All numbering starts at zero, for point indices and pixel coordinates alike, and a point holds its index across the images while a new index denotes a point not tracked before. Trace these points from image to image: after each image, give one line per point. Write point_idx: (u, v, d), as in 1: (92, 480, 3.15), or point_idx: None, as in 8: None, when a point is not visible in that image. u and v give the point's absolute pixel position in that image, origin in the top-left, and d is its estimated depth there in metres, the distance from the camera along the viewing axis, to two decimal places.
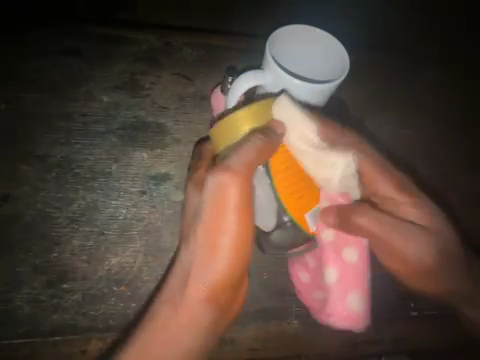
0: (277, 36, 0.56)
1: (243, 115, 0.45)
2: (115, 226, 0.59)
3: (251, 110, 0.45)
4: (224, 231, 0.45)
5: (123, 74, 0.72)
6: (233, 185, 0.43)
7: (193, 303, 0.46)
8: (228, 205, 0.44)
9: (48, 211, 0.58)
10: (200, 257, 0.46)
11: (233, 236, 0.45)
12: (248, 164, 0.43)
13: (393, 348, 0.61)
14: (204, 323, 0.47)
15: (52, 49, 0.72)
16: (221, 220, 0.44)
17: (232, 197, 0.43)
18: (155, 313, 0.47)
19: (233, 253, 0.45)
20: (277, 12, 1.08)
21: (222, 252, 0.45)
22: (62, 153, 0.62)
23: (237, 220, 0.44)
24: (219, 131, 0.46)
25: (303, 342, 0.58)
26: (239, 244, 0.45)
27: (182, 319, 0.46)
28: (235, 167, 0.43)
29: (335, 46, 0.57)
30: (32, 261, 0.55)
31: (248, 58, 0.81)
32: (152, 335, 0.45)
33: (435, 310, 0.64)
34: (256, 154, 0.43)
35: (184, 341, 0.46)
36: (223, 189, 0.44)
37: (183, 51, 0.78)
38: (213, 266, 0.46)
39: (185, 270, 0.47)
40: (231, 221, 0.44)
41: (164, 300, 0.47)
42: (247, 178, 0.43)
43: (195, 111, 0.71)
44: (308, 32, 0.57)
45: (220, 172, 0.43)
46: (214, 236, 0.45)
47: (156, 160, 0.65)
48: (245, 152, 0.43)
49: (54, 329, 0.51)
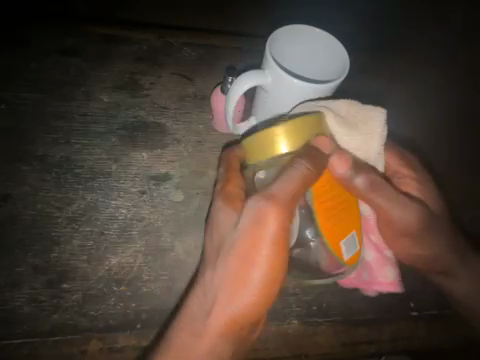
0: (277, 36, 0.56)
1: (284, 131, 0.43)
2: (115, 226, 0.59)
3: (296, 126, 0.43)
4: (256, 263, 0.46)
5: (122, 74, 0.72)
6: (273, 216, 0.44)
7: (212, 334, 0.48)
8: (266, 237, 0.45)
9: (48, 211, 0.58)
10: (226, 288, 0.47)
11: (263, 273, 0.46)
12: (291, 195, 0.44)
13: (393, 348, 0.61)
14: (223, 357, 0.49)
15: (51, 49, 0.72)
16: (254, 254, 0.46)
17: (271, 228, 0.45)
18: (173, 341, 0.49)
19: (260, 293, 0.47)
20: (277, 11, 1.08)
21: (250, 285, 0.47)
22: (61, 153, 0.62)
23: (271, 251, 0.46)
24: (257, 140, 0.44)
25: (303, 343, 0.58)
26: (268, 283, 0.47)
27: (202, 346, 0.48)
28: (279, 196, 0.44)
29: (335, 46, 0.56)
30: (32, 261, 0.55)
31: (248, 58, 0.81)
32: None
33: (435, 310, 0.64)
34: (299, 183, 0.44)
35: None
36: (263, 218, 0.45)
37: (183, 51, 0.78)
38: (239, 296, 0.47)
39: (209, 300, 0.48)
40: (265, 252, 0.46)
41: (183, 328, 0.49)
42: (285, 210, 0.44)
43: (195, 111, 0.71)
44: (308, 32, 0.57)
45: (262, 198, 0.45)
46: (245, 270, 0.47)
47: (156, 160, 0.65)
48: (284, 182, 0.44)
49: (54, 329, 0.51)
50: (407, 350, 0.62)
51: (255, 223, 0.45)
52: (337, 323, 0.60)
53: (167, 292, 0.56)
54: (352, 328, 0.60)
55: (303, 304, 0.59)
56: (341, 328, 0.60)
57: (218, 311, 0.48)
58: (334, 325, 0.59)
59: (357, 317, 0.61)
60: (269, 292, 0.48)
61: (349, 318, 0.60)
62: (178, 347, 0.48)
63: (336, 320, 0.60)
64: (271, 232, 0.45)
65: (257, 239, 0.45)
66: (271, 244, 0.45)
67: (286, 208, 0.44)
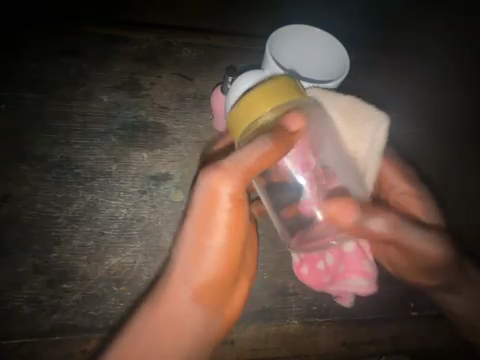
0: (278, 36, 0.57)
1: (257, 96, 0.44)
2: (115, 226, 0.59)
3: (263, 91, 0.44)
4: (212, 232, 0.46)
5: (122, 74, 0.72)
6: (227, 184, 0.44)
7: (184, 304, 0.48)
8: (220, 205, 0.45)
9: (47, 211, 0.58)
10: (186, 260, 0.47)
11: (223, 237, 0.46)
12: (240, 168, 0.44)
13: (393, 348, 0.61)
14: (195, 324, 0.49)
15: (51, 49, 0.72)
16: (210, 220, 0.46)
17: (224, 194, 0.45)
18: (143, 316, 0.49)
19: (222, 255, 0.47)
20: (277, 11, 1.08)
21: (210, 252, 0.47)
22: (61, 153, 0.62)
23: (228, 217, 0.46)
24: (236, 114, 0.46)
25: (303, 342, 0.58)
26: (228, 247, 0.47)
27: (171, 318, 0.48)
28: (229, 167, 0.45)
29: (335, 46, 0.57)
30: (32, 261, 0.55)
31: (248, 58, 0.81)
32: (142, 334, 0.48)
33: (435, 310, 0.64)
34: (255, 159, 0.45)
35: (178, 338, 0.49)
36: (213, 191, 0.45)
37: (183, 51, 0.78)
38: (200, 267, 0.47)
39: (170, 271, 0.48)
40: (221, 218, 0.45)
41: (152, 303, 0.49)
42: (242, 178, 0.45)
43: (195, 111, 0.71)
44: (308, 32, 0.58)
45: (211, 169, 0.45)
46: (202, 239, 0.46)
47: (156, 160, 0.65)
48: (238, 156, 0.45)
49: (53, 329, 0.51)
50: (408, 350, 0.61)
51: (210, 200, 0.45)
52: (337, 323, 0.60)
53: None
54: (352, 328, 0.60)
55: (303, 304, 0.59)
56: (341, 328, 0.60)
57: (173, 296, 0.48)
58: (334, 325, 0.59)
59: (357, 317, 0.61)
60: (232, 259, 0.48)
61: (349, 318, 0.60)
62: (147, 330, 0.48)
63: (336, 320, 0.60)
64: (225, 200, 0.45)
65: (209, 212, 0.45)
66: (229, 209, 0.45)
67: (243, 177, 0.45)
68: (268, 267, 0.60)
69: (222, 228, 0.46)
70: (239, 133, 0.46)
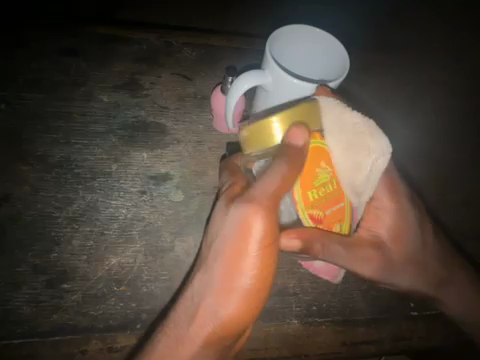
0: (277, 36, 0.56)
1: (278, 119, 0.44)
2: (115, 226, 0.59)
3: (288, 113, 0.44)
4: (244, 269, 0.42)
5: (123, 74, 0.72)
6: (258, 217, 0.42)
7: (194, 348, 0.43)
8: (254, 237, 0.42)
9: (48, 211, 0.58)
10: (212, 296, 0.43)
11: (252, 277, 0.43)
12: (272, 193, 0.42)
13: (393, 348, 0.61)
14: None
15: (52, 49, 0.72)
16: (242, 256, 0.42)
17: (256, 228, 0.42)
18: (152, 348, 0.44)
19: (251, 299, 0.43)
20: (278, 12, 1.08)
21: (237, 293, 0.43)
22: (62, 153, 0.62)
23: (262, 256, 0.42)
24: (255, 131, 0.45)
25: (303, 342, 0.58)
26: (259, 289, 0.44)
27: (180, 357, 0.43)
28: (259, 197, 0.42)
29: (336, 45, 0.56)
30: (32, 261, 0.55)
31: (248, 59, 0.81)
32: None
33: (434, 310, 0.64)
34: (281, 184, 0.43)
35: None
36: (248, 221, 0.42)
37: (183, 52, 0.78)
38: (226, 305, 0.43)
39: (195, 303, 0.44)
40: (253, 259, 0.42)
41: (165, 333, 0.44)
42: (274, 206, 0.42)
43: (195, 111, 0.71)
44: (309, 32, 0.57)
45: (245, 201, 0.43)
46: (233, 277, 0.43)
47: (156, 160, 0.65)
48: (266, 181, 0.43)
49: (54, 329, 0.51)
50: (406, 350, 0.61)
51: (243, 227, 0.42)
52: (337, 323, 0.59)
53: (167, 291, 0.56)
54: (352, 328, 0.60)
55: (303, 304, 0.59)
56: (340, 328, 0.59)
57: (183, 332, 0.44)
58: (334, 325, 0.59)
59: (357, 317, 0.61)
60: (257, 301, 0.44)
61: (348, 318, 0.60)
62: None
63: (336, 320, 0.60)
64: (258, 233, 0.42)
65: (244, 239, 0.42)
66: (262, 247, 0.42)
67: (273, 207, 0.42)
68: None
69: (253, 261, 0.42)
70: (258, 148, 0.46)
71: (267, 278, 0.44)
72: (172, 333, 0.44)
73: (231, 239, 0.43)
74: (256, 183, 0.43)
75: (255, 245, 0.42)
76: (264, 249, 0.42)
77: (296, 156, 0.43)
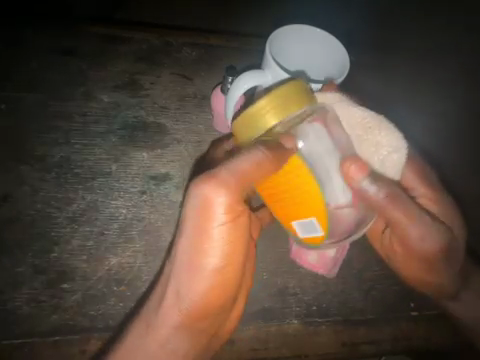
0: (278, 36, 0.56)
1: (265, 105, 0.42)
2: (115, 226, 0.59)
3: (272, 98, 0.42)
4: (208, 251, 0.46)
5: (123, 74, 0.72)
6: (221, 194, 0.44)
7: (165, 331, 0.49)
8: (214, 215, 0.44)
9: (48, 211, 0.58)
10: (184, 272, 0.47)
11: (220, 258, 0.46)
12: (237, 176, 0.44)
13: (394, 349, 0.60)
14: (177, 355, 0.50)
15: (51, 49, 0.72)
16: (205, 232, 0.45)
17: (216, 206, 0.44)
18: (133, 328, 0.50)
19: (215, 278, 0.47)
20: (278, 11, 1.08)
21: (206, 273, 0.47)
22: (61, 153, 0.62)
23: (224, 232, 0.45)
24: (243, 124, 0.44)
25: (303, 343, 0.58)
26: (225, 267, 0.47)
27: (150, 340, 0.49)
28: (223, 179, 0.44)
29: (336, 44, 0.57)
30: (32, 261, 0.55)
31: (249, 59, 0.80)
32: (137, 341, 0.49)
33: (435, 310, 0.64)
34: (251, 166, 0.43)
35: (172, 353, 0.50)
36: (208, 203, 0.44)
37: (184, 51, 0.78)
38: (196, 279, 0.47)
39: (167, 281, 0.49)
40: (216, 234, 0.45)
41: (140, 320, 0.50)
42: (236, 187, 0.44)
43: (195, 111, 0.71)
44: (309, 32, 0.57)
45: (200, 181, 0.44)
46: (198, 254, 0.46)
47: (156, 160, 0.65)
48: (239, 164, 0.44)
49: (54, 329, 0.51)
50: (409, 350, 0.61)
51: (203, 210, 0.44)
52: (337, 323, 0.59)
53: None
54: (352, 328, 0.60)
55: (303, 304, 0.59)
56: (340, 328, 0.60)
57: (163, 311, 0.49)
58: (334, 325, 0.59)
59: (357, 317, 0.61)
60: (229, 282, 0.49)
61: (349, 318, 0.60)
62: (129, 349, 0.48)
63: (336, 320, 0.60)
64: (219, 211, 0.44)
65: (205, 219, 0.45)
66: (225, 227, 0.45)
67: (238, 185, 0.44)
68: (268, 267, 0.60)
69: (220, 238, 0.46)
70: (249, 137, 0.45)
71: (236, 261, 0.48)
72: (148, 320, 0.49)
73: (193, 221, 0.45)
74: (225, 164, 0.45)
75: (216, 225, 0.45)
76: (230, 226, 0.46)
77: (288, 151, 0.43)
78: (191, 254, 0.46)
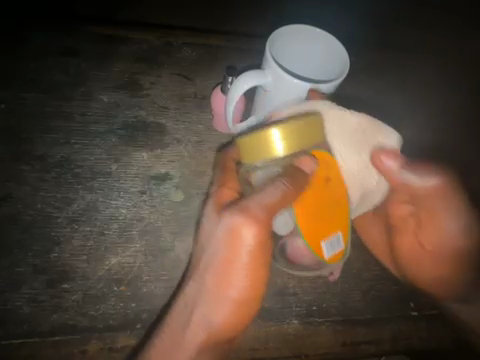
0: (277, 36, 0.56)
1: (278, 134, 0.45)
2: (115, 226, 0.59)
3: (286, 129, 0.45)
4: (231, 281, 0.49)
5: (123, 74, 0.72)
6: (251, 227, 0.46)
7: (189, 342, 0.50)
8: (245, 245, 0.47)
9: (48, 211, 0.58)
10: (208, 294, 0.50)
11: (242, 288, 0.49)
12: (265, 208, 0.46)
13: (393, 349, 0.60)
14: None
15: (51, 49, 0.72)
16: (234, 257, 0.48)
17: (248, 236, 0.47)
18: (149, 348, 0.50)
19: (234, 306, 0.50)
20: (278, 12, 1.08)
21: (226, 301, 0.50)
22: (62, 153, 0.62)
23: (250, 261, 0.48)
24: (251, 145, 0.46)
25: (303, 343, 0.58)
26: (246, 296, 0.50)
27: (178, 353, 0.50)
28: (253, 210, 0.46)
29: (336, 45, 0.56)
30: (32, 261, 0.55)
31: (248, 59, 0.80)
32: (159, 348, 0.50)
33: (435, 310, 0.63)
34: (277, 200, 0.46)
35: None
36: (237, 233, 0.47)
37: (183, 51, 0.78)
38: (219, 303, 0.50)
39: (190, 303, 0.51)
40: (243, 261, 0.48)
41: (164, 334, 0.51)
42: (263, 223, 0.46)
43: (195, 111, 0.71)
44: (308, 32, 0.57)
45: (238, 211, 0.47)
46: (223, 283, 0.49)
47: (156, 160, 0.65)
48: (268, 198, 0.46)
49: (54, 329, 0.51)
50: (408, 350, 0.61)
51: (231, 239, 0.47)
52: (336, 324, 0.60)
53: (168, 292, 0.56)
54: (353, 328, 0.60)
55: (303, 304, 0.59)
56: (340, 328, 0.60)
57: (187, 331, 0.50)
58: (335, 325, 0.59)
59: (357, 317, 0.61)
60: (244, 313, 0.51)
61: (348, 318, 0.60)
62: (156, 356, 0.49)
63: (336, 320, 0.60)
64: (249, 243, 0.47)
65: (234, 247, 0.48)
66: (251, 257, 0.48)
67: (265, 222, 0.46)
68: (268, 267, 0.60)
69: (245, 264, 0.48)
70: (254, 161, 0.47)
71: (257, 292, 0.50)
72: (171, 334, 0.50)
73: (223, 247, 0.48)
74: (254, 196, 0.47)
75: (245, 254, 0.48)
76: (255, 256, 0.48)
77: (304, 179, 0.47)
78: (216, 278, 0.50)
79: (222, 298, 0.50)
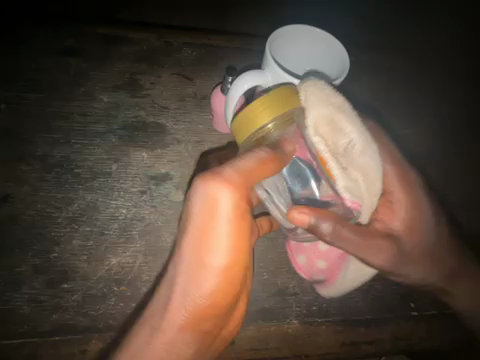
0: (277, 36, 0.56)
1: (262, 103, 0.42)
2: (115, 226, 0.59)
3: (266, 100, 0.42)
4: (213, 244, 0.39)
5: (123, 74, 0.72)
6: (232, 193, 0.38)
7: (171, 328, 0.41)
8: (223, 207, 0.39)
9: (48, 211, 0.58)
10: (189, 258, 0.40)
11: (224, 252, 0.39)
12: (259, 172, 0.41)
13: (392, 348, 0.61)
14: (190, 354, 0.43)
15: (51, 49, 0.72)
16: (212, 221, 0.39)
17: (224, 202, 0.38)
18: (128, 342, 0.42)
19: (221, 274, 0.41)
20: (278, 12, 1.08)
21: (210, 268, 0.40)
22: (61, 153, 0.62)
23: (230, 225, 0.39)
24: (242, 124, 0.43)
25: (303, 343, 0.58)
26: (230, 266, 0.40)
27: (157, 346, 0.41)
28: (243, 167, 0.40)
29: (343, 56, 0.57)
30: (32, 261, 0.55)
31: (248, 59, 0.81)
32: (134, 338, 0.42)
33: (434, 310, 0.64)
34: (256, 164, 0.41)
35: (182, 347, 0.42)
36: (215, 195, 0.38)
37: (183, 52, 0.78)
38: (198, 281, 0.40)
39: (168, 287, 0.41)
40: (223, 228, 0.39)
41: (141, 322, 0.42)
42: (260, 182, 0.42)
43: (195, 111, 0.71)
44: (309, 32, 0.57)
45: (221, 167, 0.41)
46: (202, 245, 0.39)
47: (156, 160, 0.65)
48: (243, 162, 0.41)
49: (54, 329, 0.51)
50: (407, 350, 0.61)
51: (208, 207, 0.39)
52: (337, 324, 0.59)
53: None
54: (352, 329, 0.60)
55: (303, 304, 0.59)
56: (339, 328, 0.59)
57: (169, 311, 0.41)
58: (334, 325, 0.59)
59: (356, 317, 0.61)
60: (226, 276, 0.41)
61: (349, 318, 0.60)
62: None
63: (336, 321, 0.60)
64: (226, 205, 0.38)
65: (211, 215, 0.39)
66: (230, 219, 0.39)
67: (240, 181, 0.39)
68: (268, 267, 0.60)
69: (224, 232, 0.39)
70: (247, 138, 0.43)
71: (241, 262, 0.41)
72: (150, 322, 0.42)
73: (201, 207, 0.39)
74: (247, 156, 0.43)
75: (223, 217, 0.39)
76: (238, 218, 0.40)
77: (285, 154, 0.45)
78: (195, 244, 0.40)
79: (208, 261, 0.40)
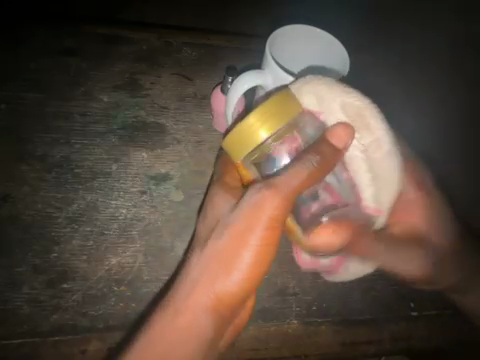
0: (277, 36, 0.56)
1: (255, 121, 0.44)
2: (115, 226, 0.59)
3: (261, 113, 0.44)
4: (246, 244, 0.47)
5: (123, 74, 0.72)
6: (272, 201, 0.46)
7: (197, 312, 0.48)
8: (262, 213, 0.46)
9: (48, 211, 0.58)
10: (225, 256, 0.48)
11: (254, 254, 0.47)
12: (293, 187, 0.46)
13: (393, 348, 0.61)
14: (205, 338, 0.49)
15: (51, 49, 0.72)
16: (251, 224, 0.47)
17: (268, 211, 0.46)
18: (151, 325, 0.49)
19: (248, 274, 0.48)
20: (278, 12, 1.08)
21: (239, 269, 0.48)
22: (61, 153, 0.62)
23: (265, 232, 0.47)
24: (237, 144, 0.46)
25: (302, 343, 0.58)
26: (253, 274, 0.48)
27: (180, 325, 0.48)
28: (278, 185, 0.46)
29: (343, 56, 0.57)
30: (32, 261, 0.55)
31: (248, 58, 0.80)
32: (163, 319, 0.49)
33: (435, 310, 0.64)
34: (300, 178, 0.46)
35: (201, 331, 0.49)
36: (260, 204, 0.46)
37: (183, 52, 0.78)
38: (228, 278, 0.48)
39: (196, 280, 0.49)
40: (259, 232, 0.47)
41: (167, 308, 0.49)
42: (287, 199, 0.46)
43: (194, 111, 0.71)
44: (309, 32, 0.58)
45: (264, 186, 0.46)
46: (238, 245, 0.47)
47: (156, 160, 0.65)
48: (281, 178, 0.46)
49: (54, 329, 0.51)
50: (407, 350, 0.61)
51: (251, 213, 0.46)
52: (337, 324, 0.59)
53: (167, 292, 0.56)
54: (352, 328, 0.60)
55: (303, 304, 0.59)
56: (339, 328, 0.60)
57: (196, 299, 0.48)
58: (334, 325, 0.59)
59: (356, 317, 0.61)
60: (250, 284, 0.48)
61: (349, 318, 0.60)
62: (156, 340, 0.48)
63: (336, 321, 0.60)
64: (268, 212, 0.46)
65: (253, 218, 0.46)
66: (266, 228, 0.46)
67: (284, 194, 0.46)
68: (268, 267, 0.60)
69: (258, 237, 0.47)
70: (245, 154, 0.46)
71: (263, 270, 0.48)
72: (174, 306, 0.49)
73: (244, 213, 0.47)
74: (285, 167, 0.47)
75: (261, 224, 0.46)
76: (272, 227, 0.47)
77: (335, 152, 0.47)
78: (231, 244, 0.47)
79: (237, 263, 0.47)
